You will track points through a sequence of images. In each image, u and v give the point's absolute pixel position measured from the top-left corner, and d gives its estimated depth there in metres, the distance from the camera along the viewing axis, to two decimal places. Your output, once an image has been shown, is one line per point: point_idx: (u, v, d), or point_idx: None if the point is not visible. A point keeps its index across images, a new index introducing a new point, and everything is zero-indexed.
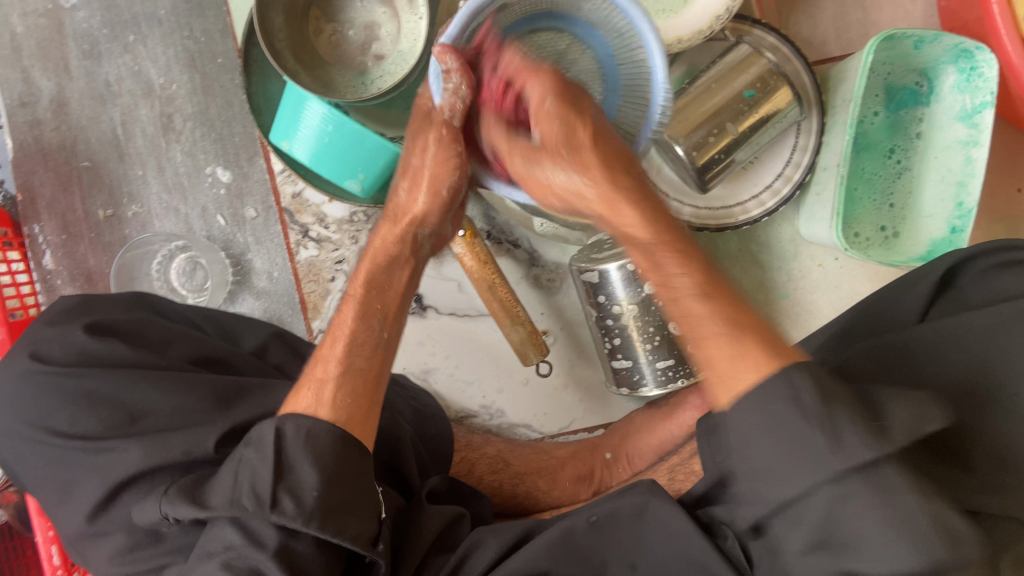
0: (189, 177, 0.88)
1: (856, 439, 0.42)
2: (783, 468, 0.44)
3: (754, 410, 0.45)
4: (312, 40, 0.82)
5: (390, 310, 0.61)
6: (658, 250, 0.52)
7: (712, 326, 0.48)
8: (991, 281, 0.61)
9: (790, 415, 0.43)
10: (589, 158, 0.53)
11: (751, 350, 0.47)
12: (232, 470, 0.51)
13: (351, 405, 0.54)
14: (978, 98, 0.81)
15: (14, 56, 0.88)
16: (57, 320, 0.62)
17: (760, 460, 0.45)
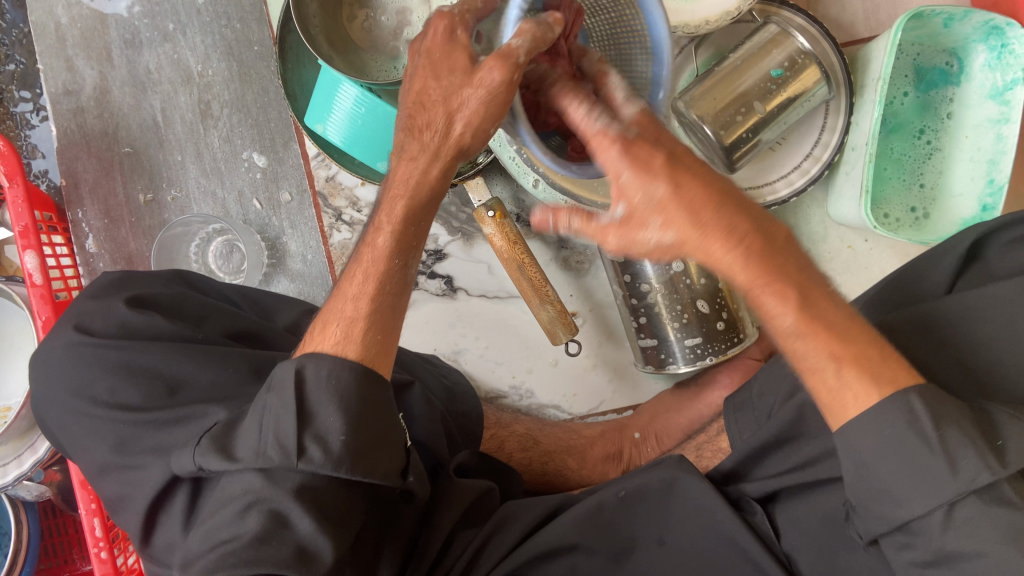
0: (226, 162, 0.91)
1: (972, 459, 0.45)
2: (898, 490, 0.47)
3: (870, 435, 0.48)
4: (345, 26, 0.84)
5: (417, 240, 0.59)
6: (757, 293, 0.48)
7: (812, 365, 0.49)
8: (1019, 253, 0.61)
9: (911, 438, 0.47)
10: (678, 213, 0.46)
11: (857, 386, 0.48)
12: (256, 417, 0.51)
13: (374, 345, 0.55)
14: (1009, 76, 0.81)
15: (59, 46, 0.91)
16: (99, 295, 0.64)
17: (877, 481, 0.48)
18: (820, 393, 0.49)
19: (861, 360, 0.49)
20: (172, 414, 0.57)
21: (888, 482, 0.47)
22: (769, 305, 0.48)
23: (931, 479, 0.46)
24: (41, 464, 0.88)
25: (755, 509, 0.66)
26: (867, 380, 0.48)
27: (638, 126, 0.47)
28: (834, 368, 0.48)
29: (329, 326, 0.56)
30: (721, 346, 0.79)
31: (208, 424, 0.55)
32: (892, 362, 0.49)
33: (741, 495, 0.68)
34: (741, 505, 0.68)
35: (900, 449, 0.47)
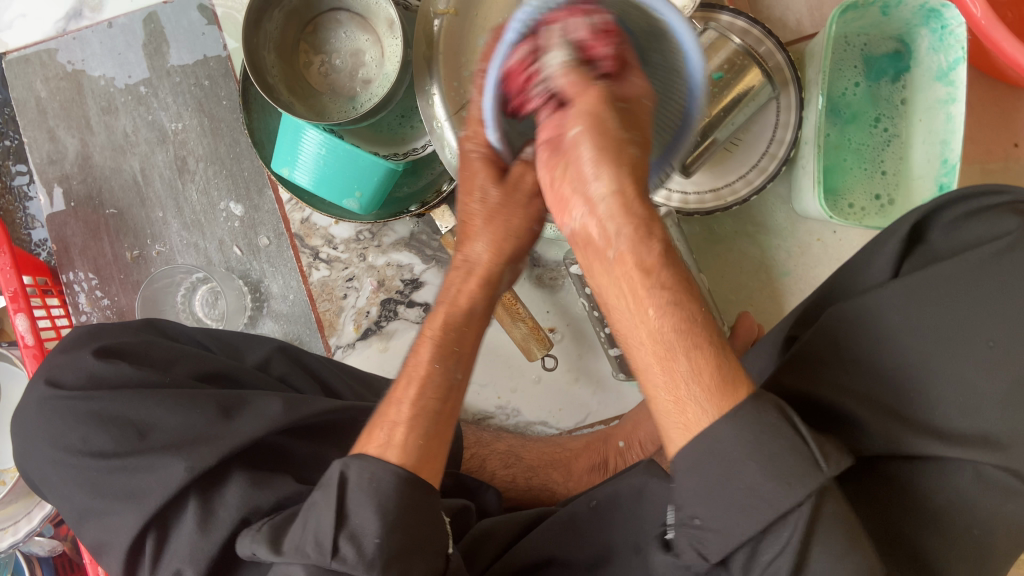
0: (205, 214, 0.94)
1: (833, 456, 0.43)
2: (750, 495, 0.43)
3: (732, 440, 0.43)
4: (302, 73, 0.88)
5: (466, 352, 0.59)
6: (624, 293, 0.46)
7: (671, 379, 0.44)
8: (962, 229, 0.62)
9: (776, 441, 0.43)
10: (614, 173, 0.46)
11: (719, 382, 0.44)
12: (303, 516, 0.53)
13: (420, 447, 0.54)
14: (952, 55, 0.80)
15: (41, 118, 0.96)
16: (69, 349, 0.68)
17: (729, 490, 0.43)
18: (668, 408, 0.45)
19: (725, 351, 0.45)
20: (145, 460, 0.60)
21: (722, 504, 0.44)
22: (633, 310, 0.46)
23: (784, 484, 0.42)
24: (49, 519, 0.92)
25: None
26: (709, 382, 0.44)
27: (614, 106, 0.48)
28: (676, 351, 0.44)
29: (373, 431, 0.55)
30: None
31: (174, 471, 0.60)
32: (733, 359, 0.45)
33: None
34: None
35: (763, 439, 0.42)
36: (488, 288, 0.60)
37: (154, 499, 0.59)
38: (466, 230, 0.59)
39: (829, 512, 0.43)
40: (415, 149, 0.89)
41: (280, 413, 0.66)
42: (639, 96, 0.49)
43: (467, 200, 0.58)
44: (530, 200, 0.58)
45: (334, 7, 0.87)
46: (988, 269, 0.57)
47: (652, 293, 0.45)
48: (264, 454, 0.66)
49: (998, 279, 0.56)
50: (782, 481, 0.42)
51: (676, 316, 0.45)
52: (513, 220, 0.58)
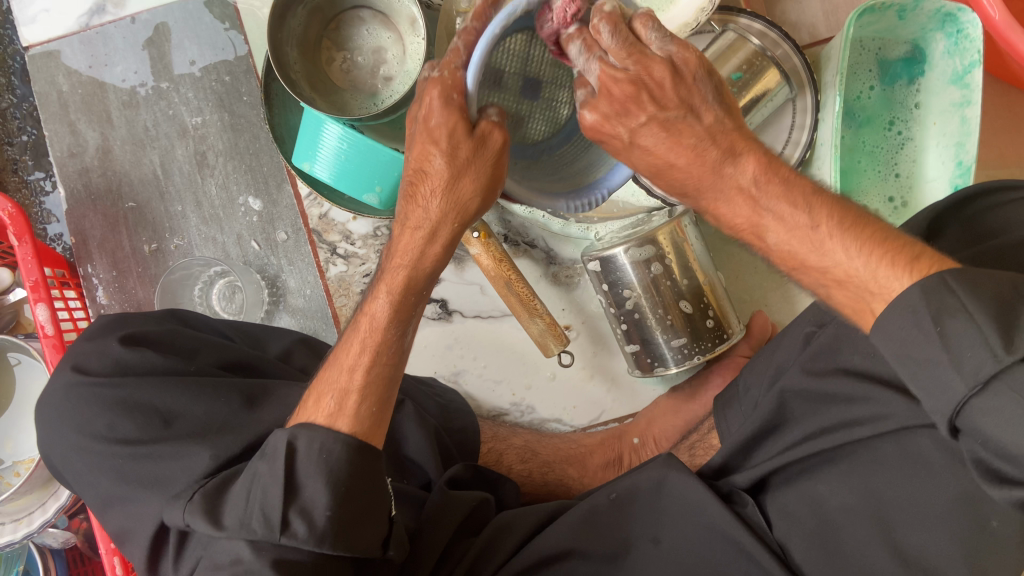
0: (224, 209, 0.95)
1: (975, 350, 0.42)
2: (925, 392, 0.44)
3: (890, 338, 0.45)
4: (324, 69, 0.88)
5: (417, 301, 0.62)
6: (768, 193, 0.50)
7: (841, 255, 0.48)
8: (981, 224, 0.62)
9: (917, 334, 0.44)
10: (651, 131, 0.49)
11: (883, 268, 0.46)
12: (246, 484, 0.54)
13: (370, 419, 0.58)
14: (967, 59, 0.82)
15: (62, 112, 0.97)
16: (95, 336, 0.68)
17: (913, 388, 0.45)
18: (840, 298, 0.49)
19: (905, 250, 0.47)
20: (170, 447, 0.60)
21: (904, 377, 0.45)
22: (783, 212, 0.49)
23: (942, 379, 0.43)
24: (64, 511, 0.92)
25: (745, 501, 0.66)
26: (896, 265, 0.46)
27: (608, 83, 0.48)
28: (820, 235, 0.48)
29: (323, 399, 0.58)
30: (708, 345, 0.81)
31: (200, 459, 0.60)
32: (915, 245, 0.47)
33: (732, 488, 0.68)
34: (731, 498, 0.68)
35: (917, 332, 0.44)
36: (447, 241, 0.59)
37: (180, 487, 0.59)
38: (417, 185, 0.56)
39: (1003, 399, 0.41)
40: None
41: (304, 403, 0.67)
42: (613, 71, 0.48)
43: (425, 152, 0.53)
44: (499, 158, 0.52)
45: (357, 5, 0.88)
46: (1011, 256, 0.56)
47: (792, 198, 0.49)
48: None
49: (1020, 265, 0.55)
50: (936, 376, 0.43)
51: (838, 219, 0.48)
52: (479, 173, 0.53)
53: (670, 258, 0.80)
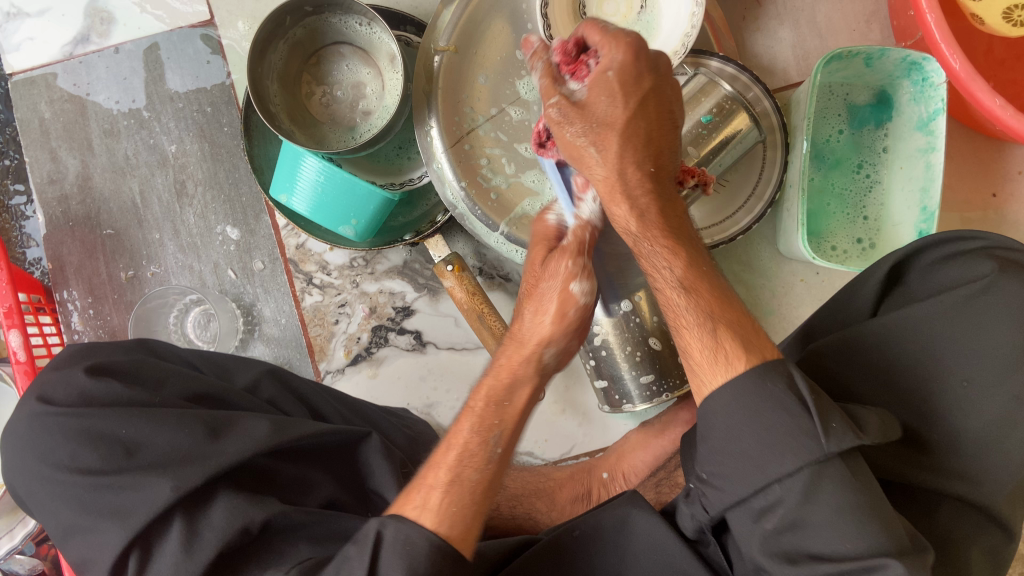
0: (202, 237, 0.96)
1: (839, 425, 0.49)
2: (761, 453, 0.49)
3: (745, 422, 0.51)
4: (303, 102, 0.90)
5: (508, 427, 0.60)
6: (648, 244, 0.61)
7: (692, 318, 0.58)
8: (937, 274, 0.64)
9: (787, 401, 0.50)
10: (612, 142, 0.58)
11: (727, 344, 0.55)
12: (335, 568, 0.52)
13: (456, 514, 0.55)
14: (932, 107, 0.84)
15: (43, 138, 0.98)
16: (62, 365, 0.68)
17: (736, 442, 0.51)
18: (697, 354, 0.56)
19: (728, 327, 0.57)
20: (132, 478, 0.61)
21: (739, 452, 0.51)
22: (658, 253, 0.61)
23: (794, 435, 0.49)
24: (31, 537, 0.92)
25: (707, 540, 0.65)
26: (728, 346, 0.55)
27: (602, 80, 0.57)
28: (689, 310, 0.59)
29: (410, 493, 0.56)
30: (676, 382, 0.83)
31: (160, 491, 0.60)
32: (753, 328, 0.57)
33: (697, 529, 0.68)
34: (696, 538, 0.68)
35: (766, 410, 0.50)
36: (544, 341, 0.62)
37: (139, 518, 0.59)
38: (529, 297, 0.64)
39: (837, 470, 0.48)
40: (411, 180, 0.92)
41: (268, 434, 0.67)
42: (607, 69, 0.57)
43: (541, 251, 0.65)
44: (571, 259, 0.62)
45: (337, 41, 0.89)
46: (972, 306, 0.59)
47: (669, 275, 0.61)
48: (250, 477, 0.67)
49: (983, 312, 0.58)
50: (780, 444, 0.49)
51: (702, 301, 0.59)
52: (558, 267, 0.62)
53: (640, 296, 0.81)
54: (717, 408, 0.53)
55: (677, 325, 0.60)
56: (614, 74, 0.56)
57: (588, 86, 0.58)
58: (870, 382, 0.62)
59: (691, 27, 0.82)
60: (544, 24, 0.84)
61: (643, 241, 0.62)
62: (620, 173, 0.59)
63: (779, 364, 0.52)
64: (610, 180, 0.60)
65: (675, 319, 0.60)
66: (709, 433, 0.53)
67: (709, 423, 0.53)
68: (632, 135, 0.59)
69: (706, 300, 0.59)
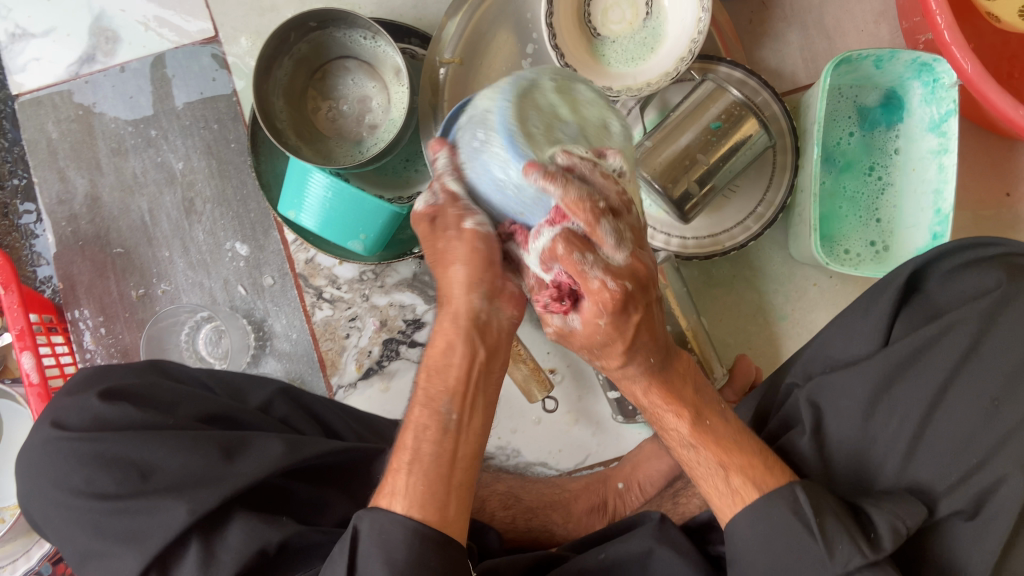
0: (211, 254, 0.96)
1: (847, 545, 0.53)
2: (781, 565, 0.55)
3: (758, 521, 0.57)
4: (310, 117, 0.90)
5: (460, 393, 0.60)
6: (658, 409, 0.64)
7: (707, 474, 0.61)
8: (954, 281, 0.63)
9: (795, 525, 0.55)
10: (616, 353, 0.59)
11: (743, 490, 0.58)
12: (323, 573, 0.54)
13: (420, 489, 0.55)
14: (944, 108, 0.85)
15: (52, 159, 0.98)
16: (75, 389, 0.68)
17: (762, 559, 0.56)
18: (713, 497, 0.60)
19: (742, 470, 0.59)
20: (148, 501, 0.61)
21: (766, 564, 0.55)
22: (669, 421, 0.64)
23: (814, 563, 0.54)
24: (48, 557, 0.92)
25: None
26: (745, 485, 0.58)
27: (593, 325, 0.56)
28: (698, 445, 0.62)
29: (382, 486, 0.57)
30: None
31: (176, 515, 0.60)
32: (766, 455, 0.60)
33: None
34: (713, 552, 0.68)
35: (780, 538, 0.55)
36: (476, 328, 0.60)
37: (155, 542, 0.59)
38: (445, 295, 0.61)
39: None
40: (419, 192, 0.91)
41: (282, 454, 0.67)
42: (596, 320, 0.56)
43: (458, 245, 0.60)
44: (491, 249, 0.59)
45: (342, 55, 0.89)
46: (997, 321, 0.58)
47: (677, 430, 0.63)
48: (265, 496, 0.67)
49: (1009, 329, 0.58)
50: (805, 544, 0.54)
51: (716, 448, 0.61)
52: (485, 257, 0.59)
53: None
54: (740, 539, 0.57)
55: (692, 464, 0.63)
56: (604, 308, 0.55)
57: (582, 324, 0.57)
58: (887, 405, 0.60)
59: (698, 33, 0.81)
60: (550, 34, 0.84)
61: (623, 379, 0.63)
62: (619, 350, 0.58)
63: (784, 486, 0.57)
64: (617, 366, 0.62)
65: (682, 450, 0.64)
66: (743, 540, 0.57)
67: (735, 536, 0.58)
68: (638, 349, 0.60)
69: (689, 407, 0.63)
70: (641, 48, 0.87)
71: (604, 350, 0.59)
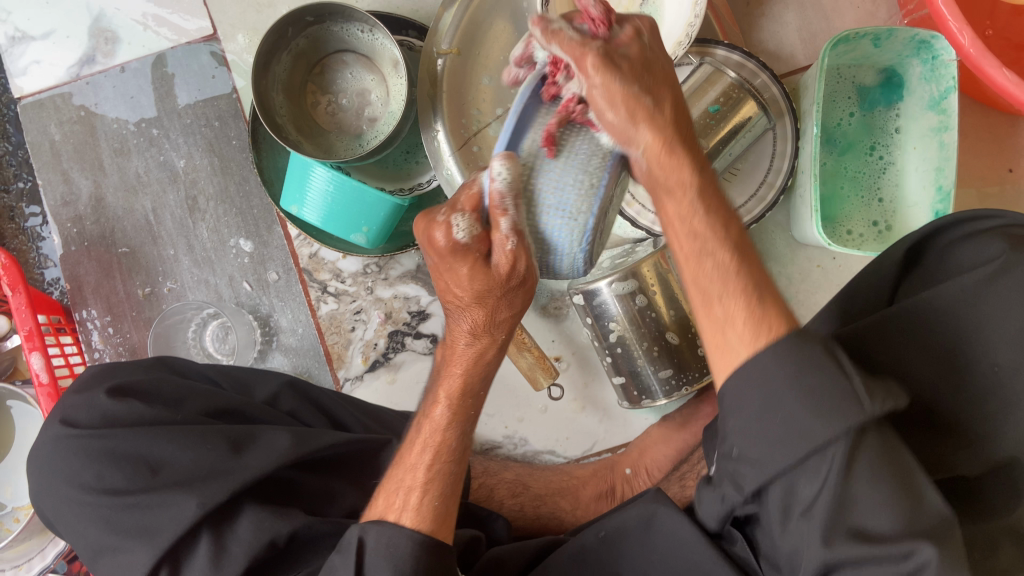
0: (215, 251, 0.96)
1: (875, 392, 0.43)
2: (786, 430, 0.44)
3: (763, 381, 0.45)
4: (309, 112, 0.90)
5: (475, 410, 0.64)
6: (693, 223, 0.52)
7: (733, 289, 0.49)
8: (956, 253, 0.63)
9: (824, 370, 0.44)
10: (644, 109, 0.50)
11: (770, 314, 0.47)
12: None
13: (434, 511, 0.59)
14: (943, 85, 0.83)
15: (55, 161, 0.98)
16: (82, 388, 0.68)
17: (766, 431, 0.45)
18: (720, 339, 0.49)
19: (773, 300, 0.48)
20: (159, 495, 0.61)
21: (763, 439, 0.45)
22: (696, 242, 0.52)
23: (832, 404, 0.43)
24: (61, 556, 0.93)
25: None
26: (761, 328, 0.47)
27: (625, 59, 0.50)
28: (738, 301, 0.48)
29: (392, 500, 0.60)
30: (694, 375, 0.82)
31: (187, 508, 0.61)
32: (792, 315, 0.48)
33: None
34: None
35: (805, 366, 0.44)
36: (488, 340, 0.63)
37: (167, 536, 0.60)
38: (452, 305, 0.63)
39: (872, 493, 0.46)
40: (420, 184, 0.92)
41: (291, 446, 0.68)
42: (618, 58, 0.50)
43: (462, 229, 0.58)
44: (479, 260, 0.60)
45: (340, 49, 0.89)
46: (996, 288, 0.56)
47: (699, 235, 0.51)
48: (275, 488, 0.67)
49: (1005, 294, 0.56)
50: (820, 415, 0.43)
51: (744, 284, 0.49)
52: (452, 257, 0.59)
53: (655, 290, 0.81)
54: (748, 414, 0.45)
55: (716, 342, 0.50)
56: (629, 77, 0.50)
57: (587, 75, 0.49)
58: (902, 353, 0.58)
59: (695, 16, 0.81)
60: None
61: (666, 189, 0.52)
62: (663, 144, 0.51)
63: (804, 341, 0.45)
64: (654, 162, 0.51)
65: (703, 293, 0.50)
66: (742, 420, 0.46)
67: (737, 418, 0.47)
68: (673, 161, 0.51)
69: (731, 240, 0.51)
70: None
71: (614, 110, 0.50)
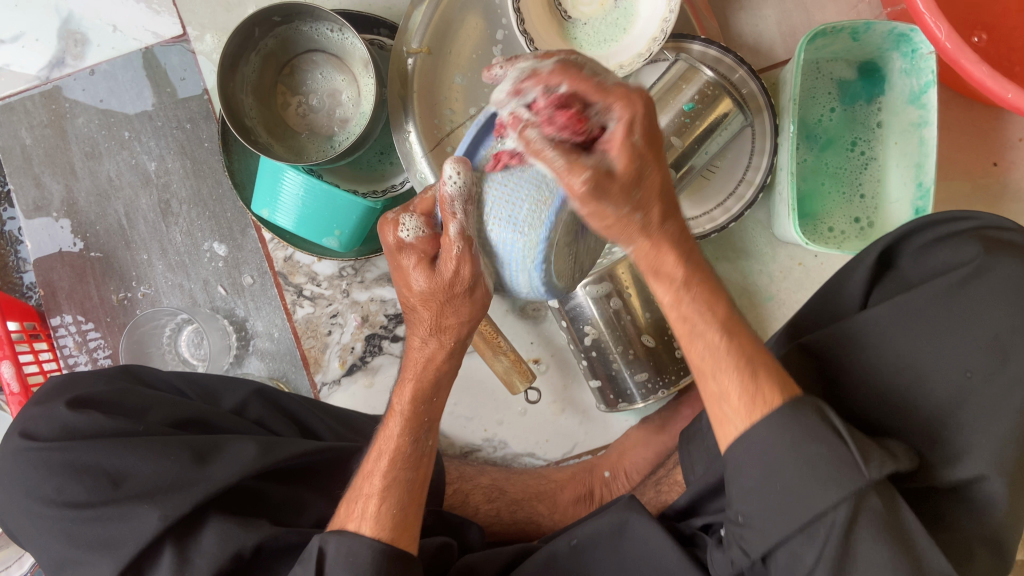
0: (190, 255, 0.95)
1: (875, 455, 0.49)
2: (791, 494, 0.49)
3: (762, 445, 0.50)
4: (280, 113, 0.89)
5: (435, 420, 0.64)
6: (686, 300, 0.54)
7: (728, 363, 0.53)
8: (929, 256, 0.62)
9: (820, 437, 0.49)
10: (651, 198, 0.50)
11: (766, 390, 0.52)
12: None
13: (393, 518, 0.58)
14: (922, 79, 0.82)
15: (27, 165, 0.97)
16: (43, 399, 0.67)
17: (764, 496, 0.50)
18: (720, 414, 0.53)
19: (766, 370, 0.53)
20: (120, 509, 0.60)
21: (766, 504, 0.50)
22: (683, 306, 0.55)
23: (829, 474, 0.48)
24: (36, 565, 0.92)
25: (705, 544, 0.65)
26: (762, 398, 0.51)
27: (626, 148, 0.47)
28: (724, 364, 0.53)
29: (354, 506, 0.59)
30: (672, 377, 0.81)
31: (149, 522, 0.60)
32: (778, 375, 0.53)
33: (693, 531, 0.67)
34: (693, 540, 0.67)
35: (799, 442, 0.49)
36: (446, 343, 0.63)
37: (128, 550, 0.59)
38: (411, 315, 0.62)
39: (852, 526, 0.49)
40: (393, 186, 0.90)
41: (256, 457, 0.66)
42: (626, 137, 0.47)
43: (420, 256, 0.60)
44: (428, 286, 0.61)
45: (309, 49, 0.87)
46: (964, 294, 0.57)
47: (694, 308, 0.54)
48: (241, 499, 0.66)
49: (972, 302, 0.57)
50: (821, 483, 0.48)
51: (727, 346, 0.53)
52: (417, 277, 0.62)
53: (630, 292, 0.80)
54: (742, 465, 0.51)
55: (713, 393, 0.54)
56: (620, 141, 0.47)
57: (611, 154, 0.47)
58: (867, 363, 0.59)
59: (668, 11, 0.80)
60: (518, 18, 0.82)
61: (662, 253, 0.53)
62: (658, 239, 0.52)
63: (811, 403, 0.50)
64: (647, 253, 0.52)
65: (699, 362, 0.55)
66: (742, 478, 0.51)
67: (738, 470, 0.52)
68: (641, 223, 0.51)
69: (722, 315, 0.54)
70: (613, 30, 0.85)
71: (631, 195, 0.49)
